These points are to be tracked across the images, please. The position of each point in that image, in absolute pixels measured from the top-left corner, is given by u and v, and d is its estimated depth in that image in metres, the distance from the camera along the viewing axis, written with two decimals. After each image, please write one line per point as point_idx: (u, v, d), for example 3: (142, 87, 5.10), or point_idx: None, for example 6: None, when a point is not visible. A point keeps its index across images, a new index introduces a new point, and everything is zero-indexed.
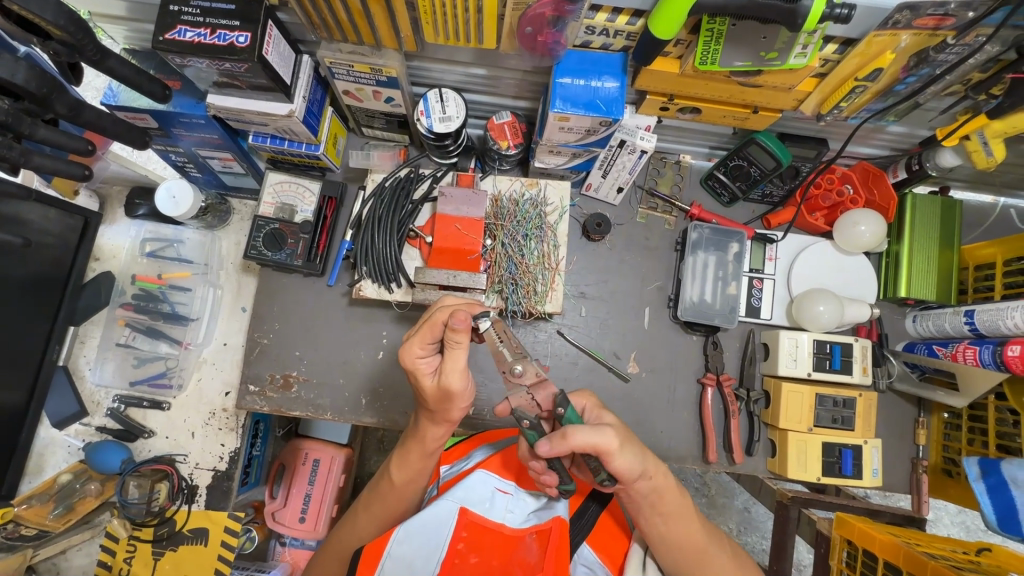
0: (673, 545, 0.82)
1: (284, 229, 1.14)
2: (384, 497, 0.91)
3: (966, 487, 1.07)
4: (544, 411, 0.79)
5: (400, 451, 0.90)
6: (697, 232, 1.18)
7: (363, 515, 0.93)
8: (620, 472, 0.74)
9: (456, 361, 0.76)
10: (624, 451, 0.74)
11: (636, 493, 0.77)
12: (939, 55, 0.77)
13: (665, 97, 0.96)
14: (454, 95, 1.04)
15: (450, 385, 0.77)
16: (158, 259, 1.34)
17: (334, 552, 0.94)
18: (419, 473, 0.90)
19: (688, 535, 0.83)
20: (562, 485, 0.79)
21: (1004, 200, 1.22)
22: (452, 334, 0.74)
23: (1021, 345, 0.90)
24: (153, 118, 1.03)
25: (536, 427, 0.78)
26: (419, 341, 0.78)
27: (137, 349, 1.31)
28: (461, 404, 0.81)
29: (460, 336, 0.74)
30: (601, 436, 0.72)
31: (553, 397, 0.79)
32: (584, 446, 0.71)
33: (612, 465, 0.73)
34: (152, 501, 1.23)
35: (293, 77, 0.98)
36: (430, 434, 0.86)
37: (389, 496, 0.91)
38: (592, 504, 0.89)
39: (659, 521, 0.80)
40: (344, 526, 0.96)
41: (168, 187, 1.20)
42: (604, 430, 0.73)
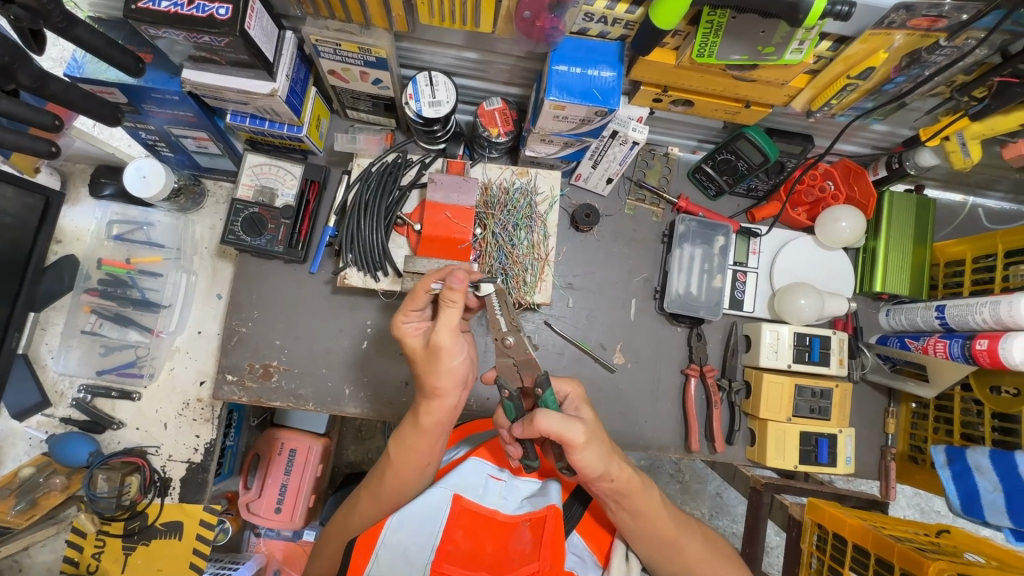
0: (655, 537, 0.82)
1: (263, 214, 1.10)
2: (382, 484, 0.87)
3: (931, 474, 1.13)
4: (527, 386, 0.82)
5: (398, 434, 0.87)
6: (684, 224, 1.18)
7: (361, 503, 0.90)
8: (586, 466, 0.73)
9: (449, 319, 0.79)
10: (591, 447, 0.72)
11: (623, 490, 0.77)
12: (931, 56, 0.78)
13: (659, 88, 0.95)
14: (444, 79, 1.01)
15: (437, 337, 0.79)
16: (126, 243, 1.27)
17: (334, 536, 0.92)
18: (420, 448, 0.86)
19: (661, 529, 0.83)
20: (527, 459, 0.80)
21: (973, 199, 1.26)
22: (446, 294, 0.77)
23: (988, 339, 0.94)
24: (122, 93, 0.97)
25: (516, 401, 0.80)
26: (410, 308, 0.84)
27: (105, 337, 1.25)
28: (450, 367, 0.82)
29: (456, 296, 0.78)
30: (567, 428, 0.71)
31: (537, 374, 0.79)
32: (549, 433, 0.72)
33: (573, 457, 0.73)
34: (122, 495, 1.20)
35: (276, 55, 0.93)
36: (428, 409, 0.84)
37: (385, 479, 0.87)
38: (582, 493, 0.88)
39: (641, 513, 0.80)
40: (341, 514, 0.94)
41: (138, 166, 1.14)
42: (573, 423, 0.72)
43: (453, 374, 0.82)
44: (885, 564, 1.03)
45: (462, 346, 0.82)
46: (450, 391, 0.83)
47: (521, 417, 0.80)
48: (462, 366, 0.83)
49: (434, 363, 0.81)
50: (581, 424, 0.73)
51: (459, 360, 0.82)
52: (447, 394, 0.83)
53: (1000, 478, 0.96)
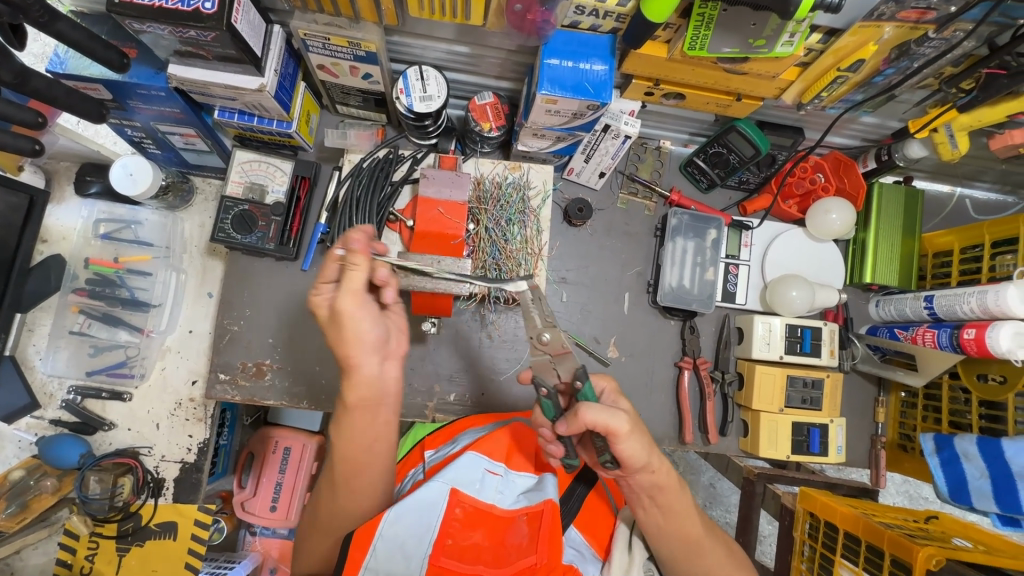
0: (679, 535, 0.81)
1: (253, 211, 1.09)
2: (344, 482, 0.84)
3: (920, 461, 1.14)
4: (563, 383, 0.77)
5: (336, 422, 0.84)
6: (677, 218, 1.19)
7: (334, 499, 0.85)
8: (627, 456, 0.73)
9: (351, 284, 0.76)
10: (634, 437, 0.72)
11: (657, 485, 0.78)
12: (919, 48, 0.79)
13: (651, 82, 0.95)
14: (435, 73, 1.00)
15: (339, 302, 0.76)
16: (113, 242, 1.25)
17: (321, 534, 0.88)
18: (367, 431, 0.83)
19: (687, 527, 0.82)
20: (568, 458, 0.80)
21: (960, 190, 1.28)
22: (349, 257, 0.76)
23: (976, 328, 0.96)
24: (107, 89, 0.95)
25: (554, 399, 0.77)
26: (324, 278, 0.81)
27: (94, 337, 1.23)
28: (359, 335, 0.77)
29: (358, 257, 0.76)
30: (612, 418, 0.70)
31: (575, 370, 0.75)
32: (594, 425, 0.70)
33: (617, 447, 0.72)
34: (115, 496, 1.20)
35: (264, 49, 0.92)
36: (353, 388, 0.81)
37: (345, 474, 0.84)
38: (586, 476, 0.87)
39: (672, 511, 0.80)
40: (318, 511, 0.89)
41: (125, 164, 1.13)
42: (618, 413, 0.71)
43: (362, 337, 0.77)
44: (876, 551, 1.05)
45: (373, 311, 0.78)
46: (364, 359, 0.78)
47: (561, 416, 0.77)
48: (377, 334, 0.79)
49: (341, 332, 0.77)
50: (623, 413, 0.72)
51: (370, 326, 0.77)
52: (362, 360, 0.79)
53: (987, 464, 0.97)
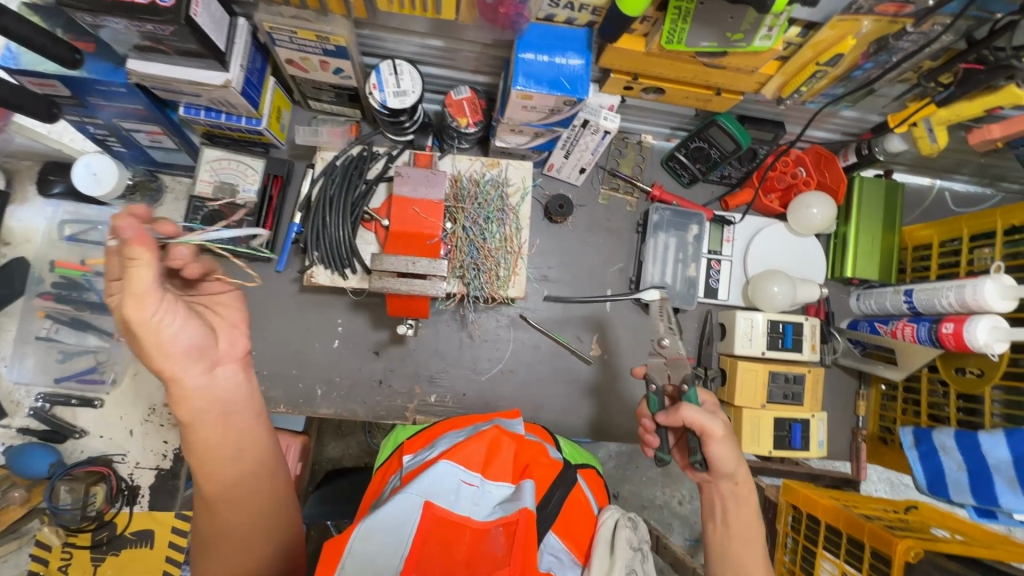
0: (737, 563, 0.85)
1: (225, 211, 1.06)
2: (228, 508, 0.69)
3: (899, 454, 1.15)
4: (671, 386, 0.91)
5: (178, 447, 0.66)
6: (658, 214, 1.18)
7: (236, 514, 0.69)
8: (715, 458, 0.84)
9: (134, 285, 0.54)
10: (726, 442, 0.83)
11: (730, 496, 0.87)
12: (898, 42, 0.78)
13: (629, 76, 0.93)
14: (408, 68, 0.97)
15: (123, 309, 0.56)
16: (79, 244, 1.21)
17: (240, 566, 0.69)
18: (230, 438, 0.68)
19: (751, 565, 0.85)
20: (660, 452, 0.91)
21: (940, 183, 1.28)
22: (121, 248, 0.53)
23: (954, 323, 0.96)
24: (63, 86, 0.91)
25: (659, 396, 0.91)
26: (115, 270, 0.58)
27: (62, 343, 1.19)
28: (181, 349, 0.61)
29: (142, 252, 0.53)
30: (711, 422, 0.82)
31: (683, 375, 0.89)
32: (691, 422, 0.82)
33: (708, 449, 0.83)
34: (88, 505, 1.17)
35: (227, 43, 0.88)
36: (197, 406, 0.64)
37: (229, 497, 0.69)
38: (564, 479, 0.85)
39: (739, 535, 0.86)
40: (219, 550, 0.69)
41: (87, 163, 1.08)
42: (717, 418, 0.82)
43: (167, 348, 0.60)
44: (856, 543, 1.05)
45: (176, 307, 0.59)
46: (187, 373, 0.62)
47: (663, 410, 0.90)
48: (195, 339, 0.61)
49: (135, 342, 0.58)
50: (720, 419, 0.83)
51: (180, 334, 0.60)
52: (176, 370, 0.62)
53: (964, 458, 0.97)
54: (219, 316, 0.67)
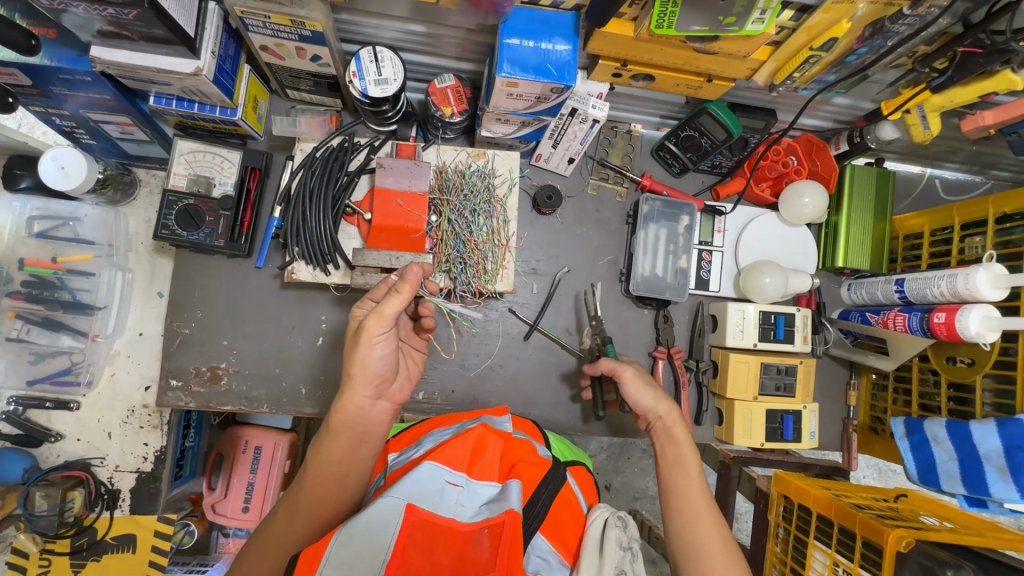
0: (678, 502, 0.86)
1: (199, 205, 1.01)
2: (287, 519, 0.78)
3: (891, 443, 1.15)
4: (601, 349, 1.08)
5: (316, 442, 0.80)
6: (648, 204, 1.15)
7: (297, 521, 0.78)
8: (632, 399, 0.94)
9: (385, 307, 0.74)
10: (641, 384, 0.94)
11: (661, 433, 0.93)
12: (894, 26, 0.76)
13: (618, 62, 0.90)
14: (389, 54, 0.93)
15: (365, 320, 0.75)
16: (50, 241, 1.15)
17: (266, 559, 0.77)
18: (344, 464, 0.78)
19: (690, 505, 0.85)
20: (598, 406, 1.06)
21: (930, 170, 1.26)
22: (398, 283, 0.76)
23: (946, 312, 0.95)
24: (24, 74, 0.86)
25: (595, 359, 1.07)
26: (371, 295, 0.82)
27: (34, 344, 1.14)
28: (369, 355, 0.76)
29: (405, 286, 0.75)
30: (619, 363, 0.96)
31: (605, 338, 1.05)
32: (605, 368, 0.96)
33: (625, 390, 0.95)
34: (64, 512, 1.12)
35: (197, 28, 0.84)
36: (344, 403, 0.77)
37: (298, 510, 0.78)
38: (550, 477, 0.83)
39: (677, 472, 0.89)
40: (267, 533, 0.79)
41: (54, 156, 1.03)
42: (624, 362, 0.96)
43: (368, 368, 0.76)
44: (847, 533, 1.05)
45: (392, 340, 0.77)
46: (360, 390, 0.77)
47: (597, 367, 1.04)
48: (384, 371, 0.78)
49: (354, 346, 0.76)
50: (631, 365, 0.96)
51: (379, 356, 0.76)
52: (359, 385, 0.77)
53: (955, 448, 0.97)
54: (406, 366, 0.87)
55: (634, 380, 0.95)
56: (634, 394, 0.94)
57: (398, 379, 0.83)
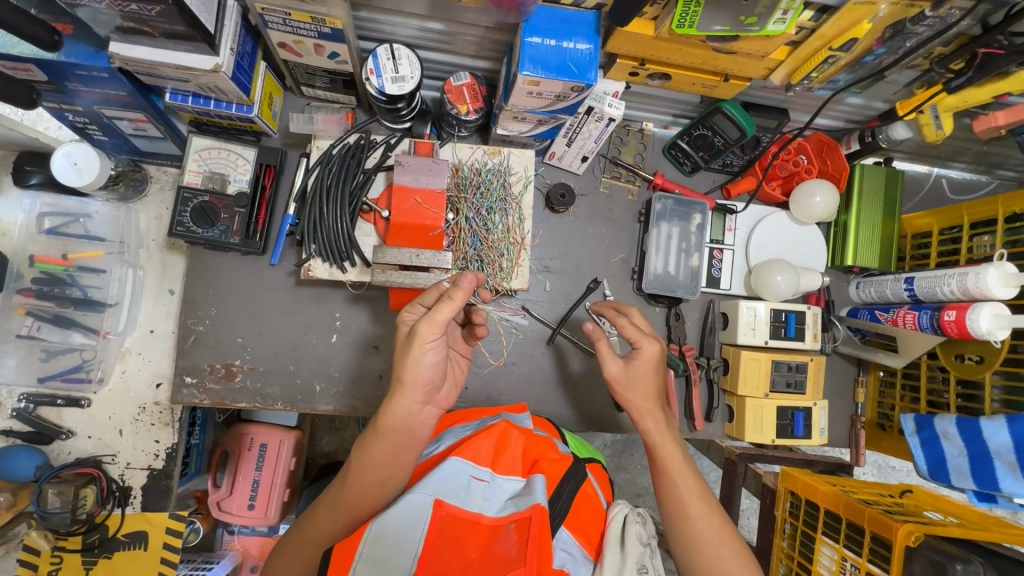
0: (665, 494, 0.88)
1: (214, 203, 1.01)
2: (324, 515, 0.83)
3: (898, 440, 1.16)
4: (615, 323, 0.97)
5: (359, 444, 0.81)
6: (661, 203, 1.16)
7: (330, 516, 0.83)
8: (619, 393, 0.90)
9: (438, 314, 0.74)
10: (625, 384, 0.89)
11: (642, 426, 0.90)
12: (914, 27, 0.76)
13: (636, 62, 0.91)
14: (407, 52, 0.93)
15: (417, 325, 0.75)
16: (60, 237, 1.15)
17: (305, 547, 0.83)
18: (387, 467, 0.80)
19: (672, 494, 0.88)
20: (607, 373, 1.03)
21: (937, 170, 1.28)
22: (450, 289, 0.75)
23: (957, 310, 0.96)
24: (41, 70, 0.86)
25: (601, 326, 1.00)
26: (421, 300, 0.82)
27: (45, 341, 1.14)
28: (420, 360, 0.76)
29: (457, 293, 0.75)
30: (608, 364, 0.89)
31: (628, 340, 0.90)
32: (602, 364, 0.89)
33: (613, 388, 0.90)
34: (76, 509, 1.12)
35: (217, 24, 0.84)
36: (391, 408, 0.78)
37: (335, 509, 0.82)
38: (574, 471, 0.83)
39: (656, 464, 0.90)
40: (306, 524, 0.84)
41: (67, 153, 1.03)
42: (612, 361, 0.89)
43: (419, 374, 0.76)
44: (856, 528, 1.06)
45: (442, 348, 0.77)
46: (410, 394, 0.77)
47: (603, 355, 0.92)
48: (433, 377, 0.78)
49: (405, 350, 0.76)
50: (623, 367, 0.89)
51: (430, 361, 0.76)
52: (409, 391, 0.77)
53: (965, 443, 0.98)
54: (452, 373, 0.87)
55: (617, 380, 0.89)
56: (622, 394, 0.89)
57: (445, 385, 0.83)
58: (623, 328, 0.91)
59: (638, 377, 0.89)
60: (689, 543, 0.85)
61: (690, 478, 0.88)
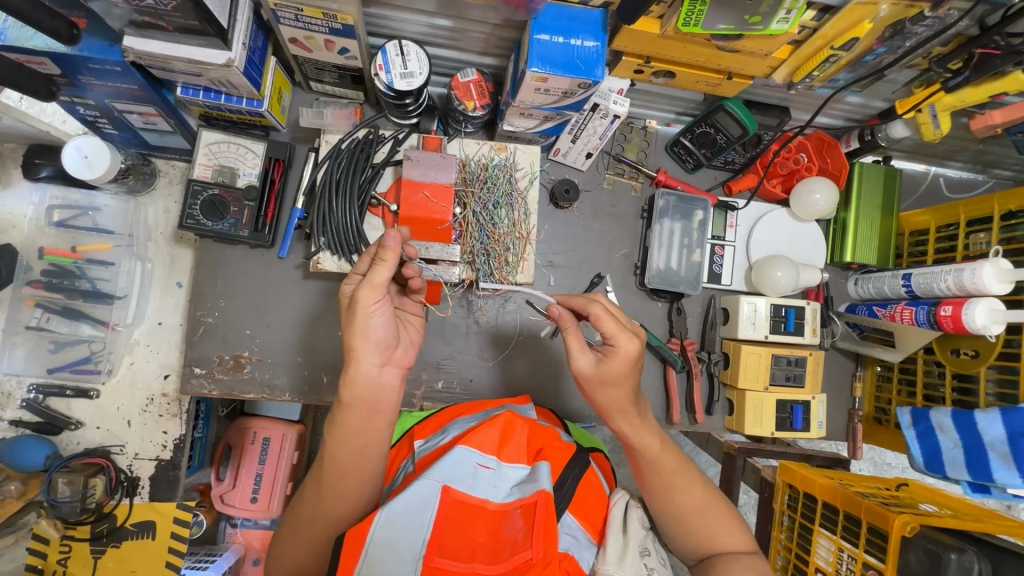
0: (654, 466, 0.88)
1: (223, 196, 1.03)
2: (313, 501, 0.83)
3: (896, 433, 1.18)
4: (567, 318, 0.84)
5: (331, 417, 0.82)
6: (663, 199, 1.18)
7: (313, 495, 0.83)
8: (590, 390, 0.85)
9: (374, 277, 0.75)
10: (594, 379, 0.84)
11: (611, 413, 0.87)
12: (913, 27, 0.78)
13: (641, 59, 0.93)
14: (416, 48, 0.94)
15: (357, 293, 0.76)
16: (69, 230, 1.16)
17: (303, 532, 0.84)
18: (365, 440, 0.82)
19: (661, 468, 0.88)
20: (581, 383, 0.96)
21: (935, 169, 1.30)
22: (380, 251, 0.76)
23: (952, 306, 0.98)
24: (54, 63, 0.87)
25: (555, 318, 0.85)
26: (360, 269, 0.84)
27: (54, 332, 1.15)
28: (368, 325, 0.77)
29: (388, 254, 0.76)
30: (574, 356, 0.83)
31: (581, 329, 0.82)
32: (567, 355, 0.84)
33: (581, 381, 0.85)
34: (86, 498, 1.14)
35: (230, 20, 0.85)
36: (348, 379, 0.79)
37: (321, 491, 0.82)
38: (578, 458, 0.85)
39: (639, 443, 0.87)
40: (298, 506, 0.85)
41: (78, 146, 1.04)
42: (581, 355, 0.83)
43: (370, 335, 0.77)
44: (853, 520, 1.08)
45: (386, 307, 0.78)
46: (365, 355, 0.78)
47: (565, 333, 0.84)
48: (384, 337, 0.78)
49: (351, 322, 0.76)
50: (591, 364, 0.83)
51: (377, 321, 0.77)
52: (363, 356, 0.77)
53: (960, 436, 1.00)
54: (409, 333, 0.87)
55: (585, 377, 0.84)
56: (585, 384, 0.85)
57: (401, 345, 0.83)
58: (600, 321, 0.82)
59: (611, 379, 0.83)
60: (671, 512, 0.89)
61: (670, 457, 0.89)
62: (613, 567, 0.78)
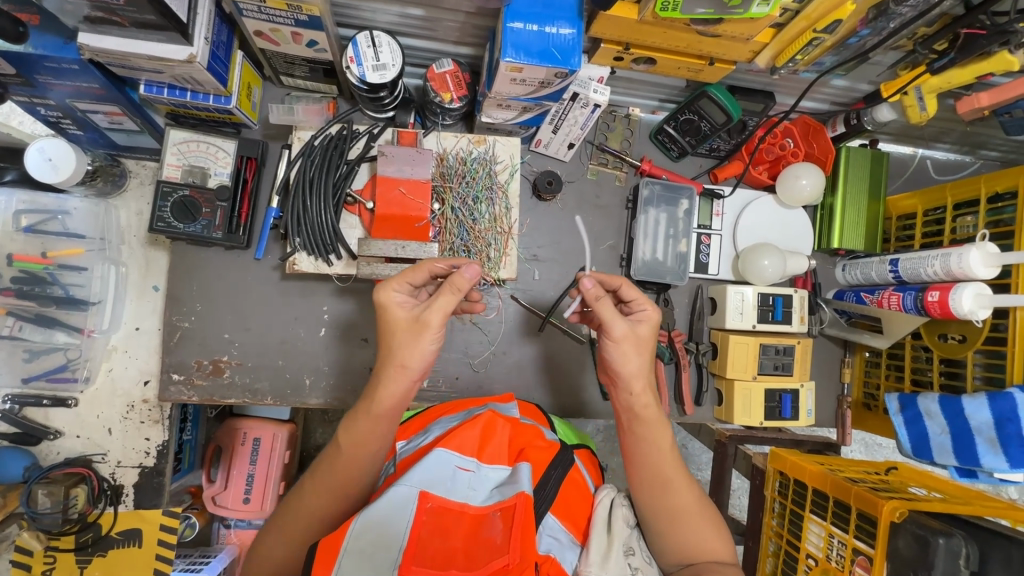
0: (653, 464, 0.86)
1: (195, 197, 0.99)
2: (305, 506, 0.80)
3: (884, 418, 1.18)
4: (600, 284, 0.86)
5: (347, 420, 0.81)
6: (648, 188, 1.16)
7: (310, 496, 0.80)
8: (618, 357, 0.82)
9: (444, 304, 0.76)
10: (626, 344, 0.82)
11: (635, 389, 0.84)
12: (897, 8, 0.76)
13: (621, 46, 0.90)
14: (388, 39, 0.91)
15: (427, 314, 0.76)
16: (38, 236, 1.10)
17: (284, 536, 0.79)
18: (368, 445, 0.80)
19: (659, 465, 0.85)
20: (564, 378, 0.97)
21: (922, 151, 1.29)
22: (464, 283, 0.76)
23: (940, 290, 0.97)
24: (9, 63, 0.83)
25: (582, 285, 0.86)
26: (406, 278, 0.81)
27: (27, 341, 1.11)
28: (428, 347, 0.77)
29: (461, 284, 0.76)
30: (613, 319, 0.81)
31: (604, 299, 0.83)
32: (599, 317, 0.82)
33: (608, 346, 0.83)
34: (69, 508, 1.12)
35: (190, 14, 0.81)
36: (390, 392, 0.78)
37: (323, 493, 0.79)
38: (560, 459, 0.84)
39: (644, 436, 0.86)
40: (285, 510, 0.81)
41: (41, 148, 1.00)
42: (619, 320, 0.82)
43: (425, 361, 0.78)
44: (842, 505, 1.08)
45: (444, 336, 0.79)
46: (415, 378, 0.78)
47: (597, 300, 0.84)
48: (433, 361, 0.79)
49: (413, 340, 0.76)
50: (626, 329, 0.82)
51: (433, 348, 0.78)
52: (409, 378, 0.78)
53: (948, 421, 1.00)
54: None
55: (627, 340, 0.82)
56: (618, 349, 0.82)
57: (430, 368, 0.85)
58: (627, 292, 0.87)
59: (646, 342, 0.84)
60: (662, 513, 0.85)
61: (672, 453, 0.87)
62: (596, 567, 0.76)
